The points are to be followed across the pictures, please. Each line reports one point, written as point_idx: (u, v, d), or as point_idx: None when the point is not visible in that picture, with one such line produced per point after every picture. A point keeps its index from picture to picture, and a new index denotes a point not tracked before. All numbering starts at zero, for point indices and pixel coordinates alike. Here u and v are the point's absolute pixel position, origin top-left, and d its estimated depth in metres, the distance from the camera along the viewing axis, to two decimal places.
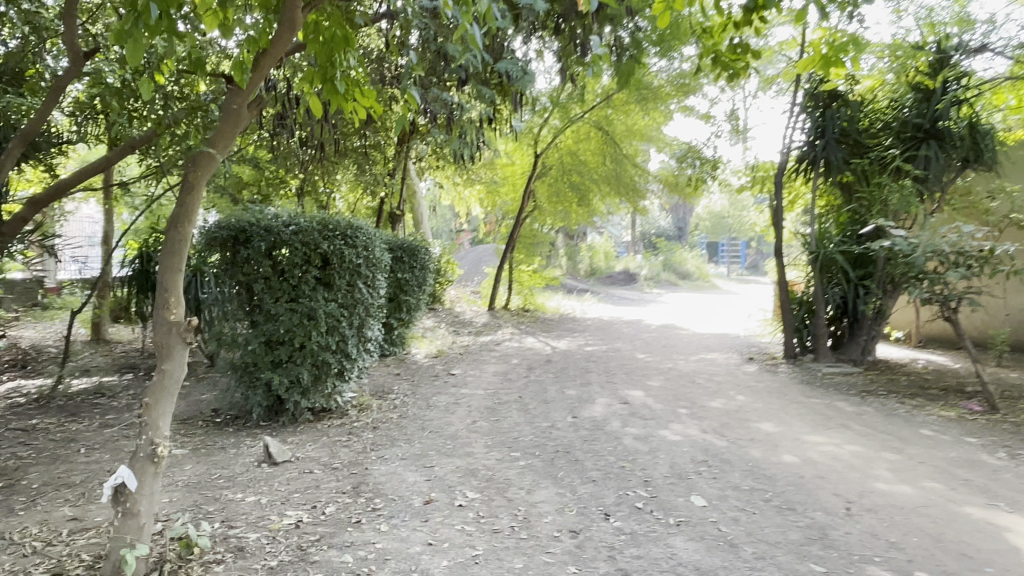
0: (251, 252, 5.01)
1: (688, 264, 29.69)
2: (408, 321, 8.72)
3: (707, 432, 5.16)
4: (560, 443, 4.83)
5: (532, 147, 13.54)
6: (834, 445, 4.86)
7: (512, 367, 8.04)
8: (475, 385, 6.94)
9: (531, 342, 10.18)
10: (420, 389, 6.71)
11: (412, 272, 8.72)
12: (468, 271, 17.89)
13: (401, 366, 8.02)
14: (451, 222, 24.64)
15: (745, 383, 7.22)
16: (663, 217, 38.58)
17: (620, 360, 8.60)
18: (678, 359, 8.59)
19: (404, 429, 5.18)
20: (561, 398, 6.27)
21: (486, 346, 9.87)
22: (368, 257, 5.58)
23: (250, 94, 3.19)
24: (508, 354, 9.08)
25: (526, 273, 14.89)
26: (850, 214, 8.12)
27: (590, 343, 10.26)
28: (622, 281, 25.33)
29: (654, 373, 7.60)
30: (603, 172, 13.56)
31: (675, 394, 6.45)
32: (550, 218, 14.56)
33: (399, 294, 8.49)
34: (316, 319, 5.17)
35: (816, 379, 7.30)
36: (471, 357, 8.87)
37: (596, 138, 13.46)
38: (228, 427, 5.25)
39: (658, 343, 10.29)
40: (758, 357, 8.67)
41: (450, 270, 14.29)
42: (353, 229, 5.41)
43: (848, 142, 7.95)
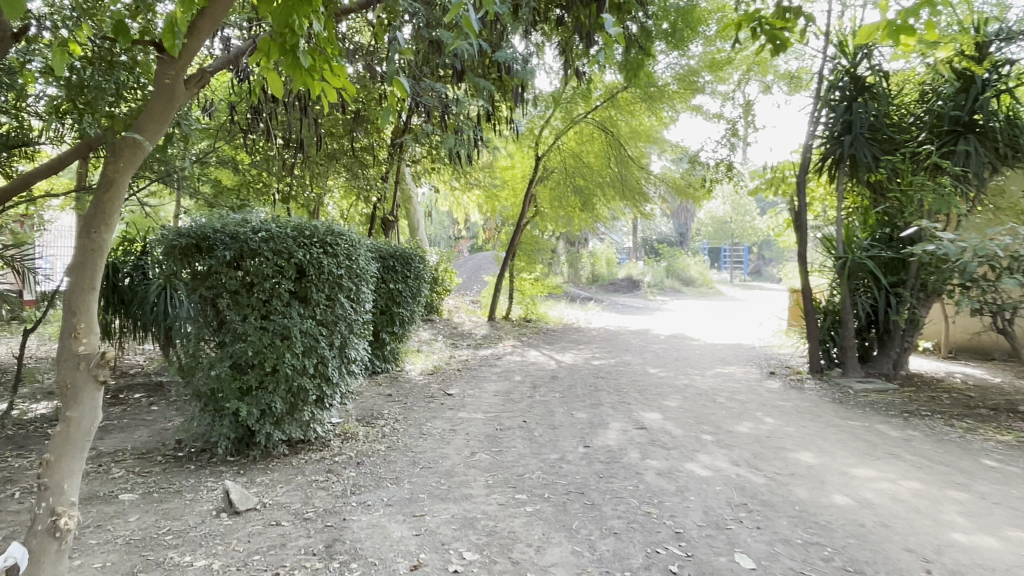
0: (213, 261, 4.35)
1: (690, 269, 29.09)
2: (401, 335, 8.09)
3: (740, 465, 4.50)
4: (572, 482, 4.17)
5: (533, 148, 12.90)
6: (889, 481, 4.21)
7: (515, 385, 7.38)
8: (474, 408, 6.27)
9: (534, 356, 9.53)
10: (413, 413, 6.05)
11: (408, 281, 8.05)
12: (466, 279, 17.21)
13: (393, 385, 7.36)
14: (449, 229, 24.00)
15: (771, 401, 6.55)
16: (664, 222, 37.99)
17: (631, 375, 7.94)
18: (694, 374, 7.93)
19: (392, 464, 4.52)
20: (569, 423, 5.61)
21: (486, 360, 9.20)
22: (350, 267, 4.94)
23: (190, 63, 2.60)
24: (510, 370, 8.42)
25: (528, 281, 14.11)
26: (879, 216, 7.48)
27: (597, 356, 9.59)
28: (624, 289, 24.72)
29: (670, 391, 6.93)
30: (608, 175, 12.96)
31: (696, 417, 5.80)
32: (551, 224, 13.86)
33: (391, 305, 7.85)
34: (291, 338, 4.54)
35: (849, 397, 6.64)
36: (469, 373, 8.20)
37: (599, 140, 12.90)
38: (189, 464, 4.61)
39: (669, 355, 9.63)
40: (779, 372, 8.01)
41: (448, 278, 13.62)
42: (333, 235, 4.79)
43: (877, 137, 7.29)
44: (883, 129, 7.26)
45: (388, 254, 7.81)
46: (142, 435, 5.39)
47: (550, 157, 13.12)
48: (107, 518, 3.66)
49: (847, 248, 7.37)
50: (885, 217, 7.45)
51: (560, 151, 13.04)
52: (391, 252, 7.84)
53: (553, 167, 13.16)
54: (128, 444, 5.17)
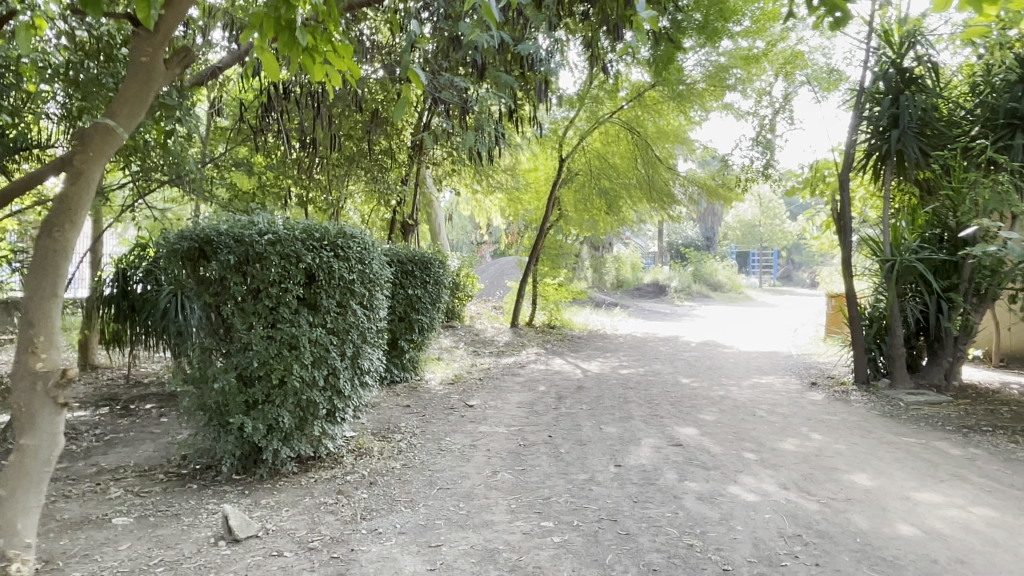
0: (216, 265, 4.04)
1: (718, 274, 28.48)
2: (421, 342, 7.78)
3: (789, 489, 4.08)
4: (604, 507, 3.79)
5: (557, 150, 12.56)
6: (958, 507, 3.76)
7: (540, 396, 7.01)
8: (496, 421, 5.91)
9: (559, 365, 9.16)
10: (432, 426, 5.71)
11: (427, 287, 7.74)
12: (489, 285, 16.88)
13: (413, 396, 7.03)
14: (471, 234, 23.73)
15: (815, 415, 6.11)
16: (690, 226, 37.38)
17: (662, 386, 7.53)
18: (729, 385, 7.49)
19: (406, 485, 4.17)
20: (598, 439, 5.24)
21: (509, 369, 8.84)
22: (363, 271, 4.61)
23: (164, 41, 2.94)
24: (534, 380, 8.05)
25: (552, 286, 13.68)
26: (929, 216, 6.97)
27: (625, 365, 9.18)
28: (650, 294, 24.23)
29: (704, 404, 6.52)
30: (634, 176, 12.56)
31: (735, 433, 5.38)
32: (576, 228, 13.46)
33: (409, 312, 7.54)
34: (299, 348, 4.22)
35: (900, 410, 6.16)
36: (492, 383, 7.85)
37: (625, 140, 12.53)
38: (192, 483, 4.31)
39: (701, 364, 9.20)
40: (820, 382, 7.55)
41: (470, 284, 13.31)
42: (344, 238, 4.47)
43: (926, 132, 6.81)
44: (934, 122, 6.76)
45: (406, 259, 7.51)
46: (147, 451, 5.12)
47: (574, 159, 12.74)
48: (97, 545, 3.36)
49: (896, 250, 6.89)
50: (935, 216, 6.96)
51: (584, 153, 12.66)
52: (409, 257, 7.54)
53: (577, 169, 12.77)
54: (131, 461, 4.91)
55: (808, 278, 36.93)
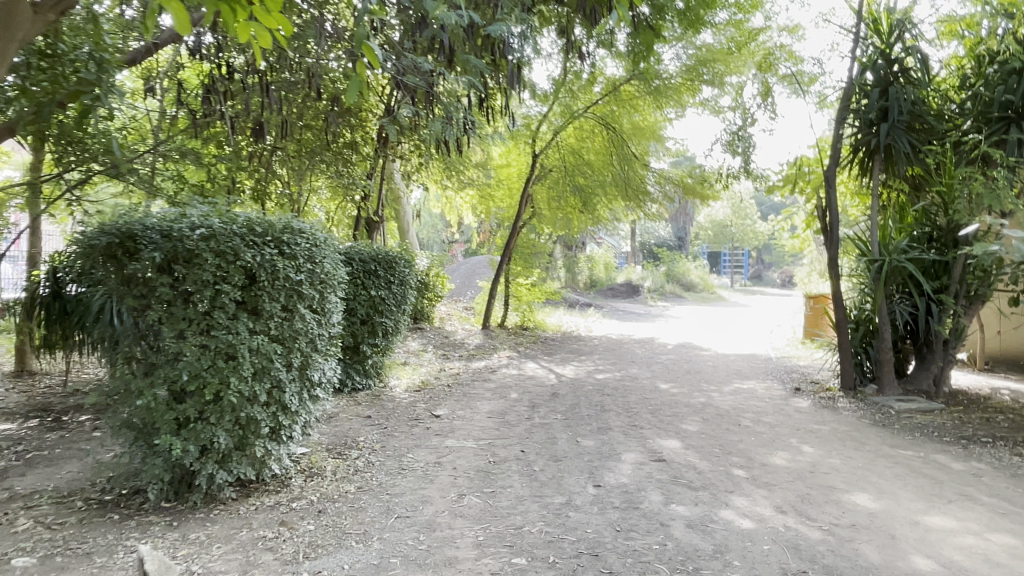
0: (139, 264, 3.51)
1: (691, 275, 28.32)
2: (384, 347, 7.29)
3: (787, 513, 3.68)
4: (583, 538, 3.35)
5: (529, 145, 12.14)
6: (974, 534, 3.37)
7: (511, 404, 6.56)
8: (465, 433, 5.44)
9: (532, 369, 8.72)
10: (393, 441, 5.21)
11: (394, 288, 7.26)
12: (459, 285, 16.39)
13: (375, 406, 6.52)
14: (442, 232, 23.22)
15: (803, 425, 5.74)
16: (664, 226, 37.25)
17: (641, 392, 7.12)
18: (711, 391, 7.12)
19: (359, 514, 3.67)
20: (575, 455, 4.79)
21: (479, 374, 8.37)
22: (313, 272, 4.12)
23: None
24: (506, 386, 7.60)
25: (524, 286, 13.22)
26: (919, 214, 6.65)
27: (601, 369, 8.78)
28: (624, 294, 23.92)
29: (686, 412, 6.12)
30: (610, 173, 12.17)
31: (722, 447, 4.98)
32: (549, 227, 13.04)
33: (371, 314, 7.05)
34: (238, 358, 3.72)
35: (892, 419, 5.83)
36: (460, 390, 7.38)
37: (601, 136, 12.16)
38: (113, 512, 3.78)
39: (679, 368, 8.84)
40: (805, 388, 7.21)
41: (439, 283, 12.82)
42: (290, 234, 3.97)
43: (915, 126, 6.50)
44: (924, 116, 6.45)
45: (369, 257, 7.04)
46: (70, 473, 4.55)
47: (548, 155, 12.31)
48: None
49: (884, 249, 6.55)
50: (925, 215, 6.65)
51: (557, 150, 12.26)
52: (374, 254, 7.08)
53: (551, 165, 12.35)
54: (50, 484, 4.34)
55: (779, 278, 37.03)
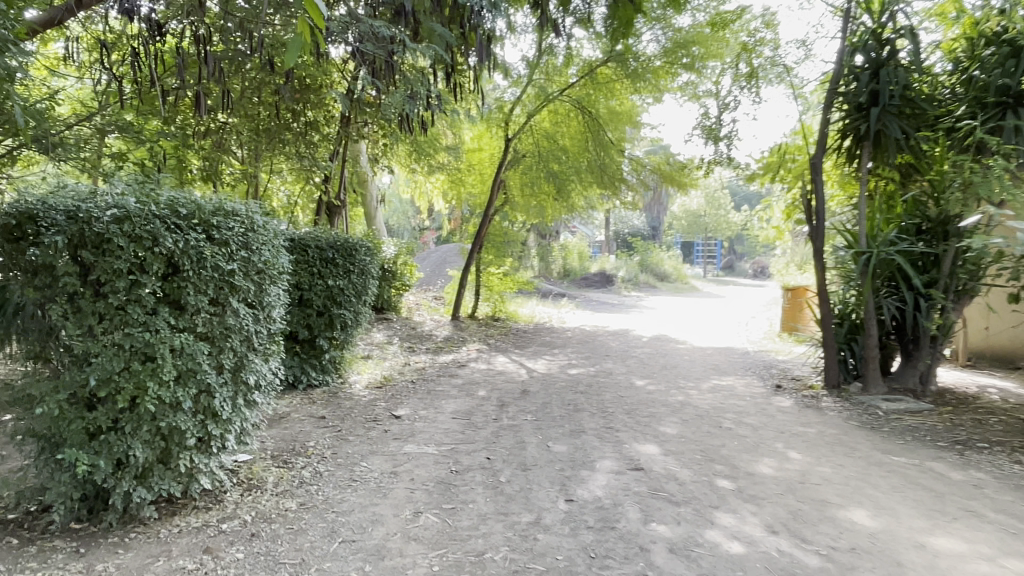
0: (38, 250, 2.97)
1: (665, 265, 28.12)
2: (342, 341, 6.81)
3: (779, 533, 3.31)
4: (553, 567, 2.94)
5: (502, 129, 11.67)
6: (987, 560, 3.03)
7: (478, 403, 6.12)
8: (425, 437, 4.99)
9: (501, 363, 8.29)
10: (345, 446, 4.74)
11: (354, 278, 6.78)
12: (429, 274, 15.87)
13: (331, 405, 6.04)
14: (412, 219, 22.60)
15: (788, 427, 5.39)
16: (637, 216, 37.00)
17: (616, 389, 6.74)
18: (689, 388, 6.76)
19: (299, 539, 3.22)
20: (545, 462, 4.38)
21: (445, 369, 7.92)
22: (249, 261, 3.63)
23: None
24: (473, 382, 7.16)
25: (496, 276, 12.75)
26: (909, 204, 6.32)
27: (574, 363, 8.38)
28: (597, 284, 23.60)
29: (664, 412, 5.74)
30: (585, 161, 11.71)
31: (704, 453, 4.60)
32: (522, 215, 12.59)
33: (329, 306, 6.57)
34: (158, 360, 3.22)
35: (880, 421, 5.51)
36: (425, 386, 6.91)
37: (576, 120, 11.75)
38: (11, 536, 3.22)
39: (655, 362, 8.48)
40: (787, 385, 6.88)
41: (408, 272, 12.32)
42: (222, 217, 3.48)
43: (906, 111, 6.17)
44: (915, 100, 6.13)
45: (327, 243, 6.57)
46: None
47: (521, 139, 11.84)
48: None
49: (872, 241, 6.23)
50: (914, 205, 6.35)
51: (530, 135, 11.80)
52: (332, 240, 6.61)
53: (524, 151, 11.88)
54: None
55: (752, 269, 37.11)
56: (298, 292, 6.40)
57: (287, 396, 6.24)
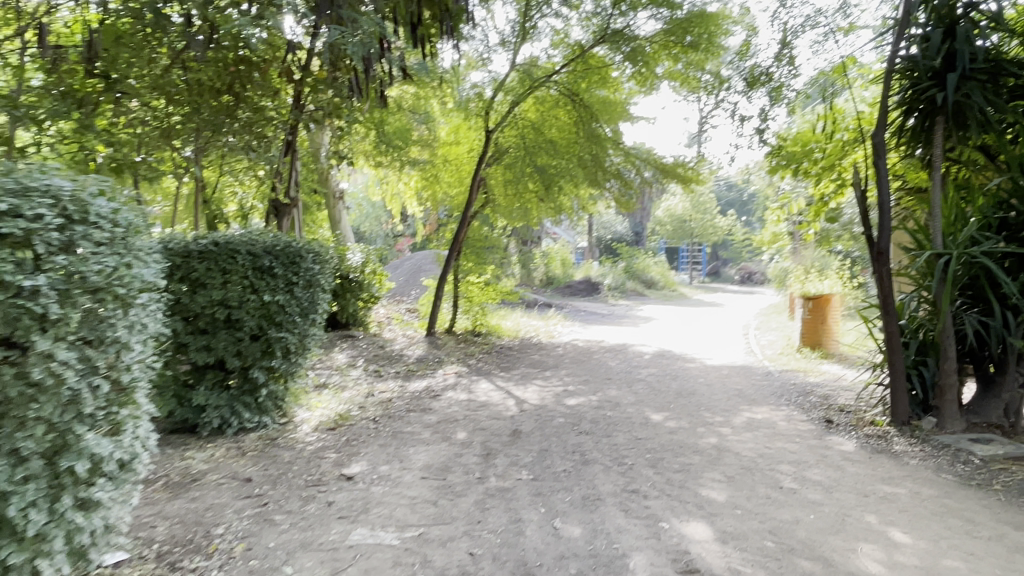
0: None
1: (651, 271, 26.96)
2: (286, 372, 5.39)
3: None
4: None
5: (482, 120, 10.31)
6: None
7: (457, 452, 4.73)
8: (384, 514, 3.60)
9: (484, 391, 6.90)
10: (268, 535, 3.33)
11: (301, 292, 5.33)
12: (403, 283, 14.45)
13: (264, 461, 4.60)
14: (385, 225, 21.07)
15: (867, 484, 4.09)
16: (620, 221, 35.87)
17: (630, 428, 5.38)
18: (720, 427, 5.42)
19: None
20: (554, 561, 3.01)
21: (416, 400, 6.49)
22: (75, 273, 2.26)
23: None
24: (451, 418, 5.77)
25: (476, 286, 11.31)
26: (994, 194, 5.04)
27: (570, 389, 7.03)
28: (583, 291, 22.40)
29: (700, 465, 4.40)
30: (577, 154, 10.15)
31: (775, 537, 3.27)
32: (504, 218, 11.13)
33: (266, 327, 5.14)
34: None
35: (984, 474, 4.22)
36: (390, 426, 5.52)
37: (565, 107, 10.37)
38: None
39: (667, 387, 7.15)
40: (838, 419, 5.59)
41: (378, 282, 10.97)
42: (25, 202, 2.13)
43: (991, 79, 4.92)
44: (1002, 62, 4.87)
45: (263, 248, 5.14)
46: None
47: (503, 131, 10.42)
48: None
49: (953, 241, 5.00)
50: (999, 196, 5.04)
51: (512, 125, 10.37)
52: (271, 244, 5.19)
53: (507, 144, 10.46)
54: None
55: (737, 275, 36.20)
56: (225, 311, 5.01)
57: (208, 449, 4.86)
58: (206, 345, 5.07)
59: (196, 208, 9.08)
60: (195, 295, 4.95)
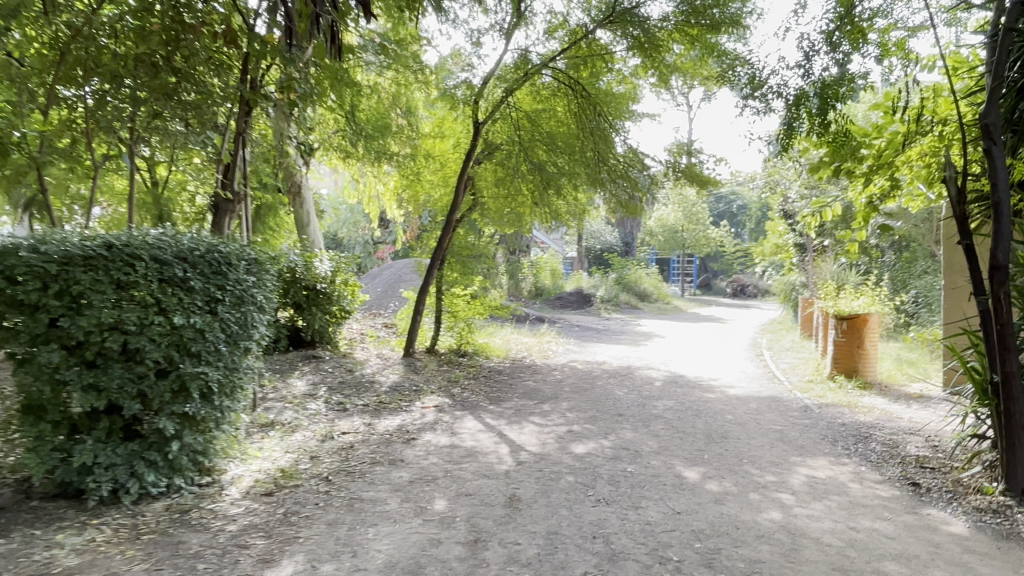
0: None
1: (643, 283, 25.82)
2: (207, 419, 4.11)
3: None
4: None
5: (471, 111, 9.04)
6: None
7: (432, 538, 3.42)
8: None
9: (470, 432, 5.59)
10: None
11: (226, 312, 4.12)
12: (380, 294, 13.10)
13: (161, 554, 3.26)
14: (365, 230, 19.64)
15: None
16: (610, 231, 34.70)
17: (661, 494, 4.09)
18: (778, 494, 4.15)
19: None
20: None
21: (385, 446, 5.16)
22: None
23: None
24: (428, 476, 4.45)
25: (461, 299, 9.97)
26: None
27: (576, 430, 5.72)
28: (573, 303, 21.20)
29: (776, 564, 3.14)
30: (578, 149, 8.89)
31: None
32: (493, 224, 9.88)
33: (177, 359, 3.88)
34: None
35: None
36: (347, 490, 4.19)
37: (564, 99, 9.15)
38: None
39: (693, 427, 5.87)
40: (929, 484, 4.33)
41: (350, 294, 9.62)
42: None
43: None
44: None
45: (172, 253, 3.90)
46: None
47: (493, 124, 9.30)
48: None
49: None
50: None
51: (503, 121, 9.20)
52: (185, 248, 3.96)
53: (498, 140, 9.29)
54: None
55: (730, 288, 35.08)
56: (121, 338, 3.68)
57: (90, 529, 3.50)
58: (96, 384, 3.69)
59: (132, 204, 7.73)
60: (78, 316, 3.55)
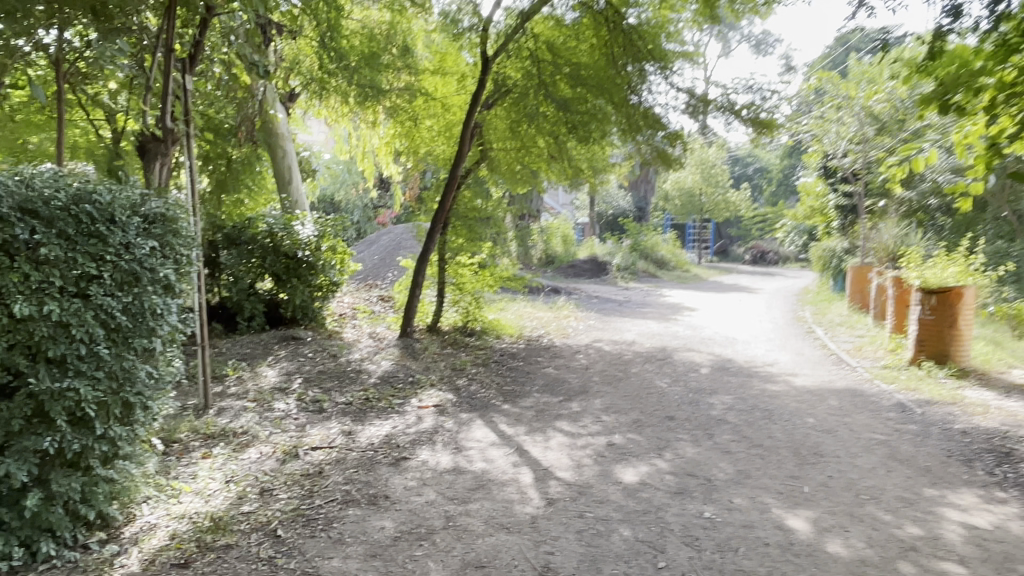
0: None
1: (661, 250, 24.27)
2: (88, 455, 2.74)
3: None
4: None
5: (480, 42, 7.51)
6: None
7: None
8: None
9: (481, 448, 4.22)
10: None
11: (106, 295, 2.69)
12: (377, 262, 11.68)
13: None
14: (363, 194, 18.10)
15: None
16: (624, 195, 33.04)
17: (769, 568, 2.71)
18: (941, 564, 2.80)
19: None
20: None
21: (366, 470, 3.81)
22: None
23: None
24: (424, 527, 3.09)
25: (468, 269, 8.57)
26: None
27: (620, 443, 4.34)
28: (587, 273, 19.79)
29: None
30: (608, 86, 7.36)
31: None
32: (506, 181, 8.39)
33: (26, 369, 2.46)
34: None
35: None
36: (299, 556, 2.82)
37: (592, 28, 7.60)
38: None
39: (772, 438, 4.49)
40: None
41: (339, 263, 8.21)
42: None
43: None
44: None
45: (13, 204, 2.47)
46: None
47: (506, 59, 7.80)
48: None
49: None
50: None
51: (517, 55, 7.70)
52: (36, 197, 2.53)
53: (513, 78, 7.77)
54: None
55: (750, 255, 33.43)
56: None
57: None
58: None
59: (58, 143, 6.07)
60: None
